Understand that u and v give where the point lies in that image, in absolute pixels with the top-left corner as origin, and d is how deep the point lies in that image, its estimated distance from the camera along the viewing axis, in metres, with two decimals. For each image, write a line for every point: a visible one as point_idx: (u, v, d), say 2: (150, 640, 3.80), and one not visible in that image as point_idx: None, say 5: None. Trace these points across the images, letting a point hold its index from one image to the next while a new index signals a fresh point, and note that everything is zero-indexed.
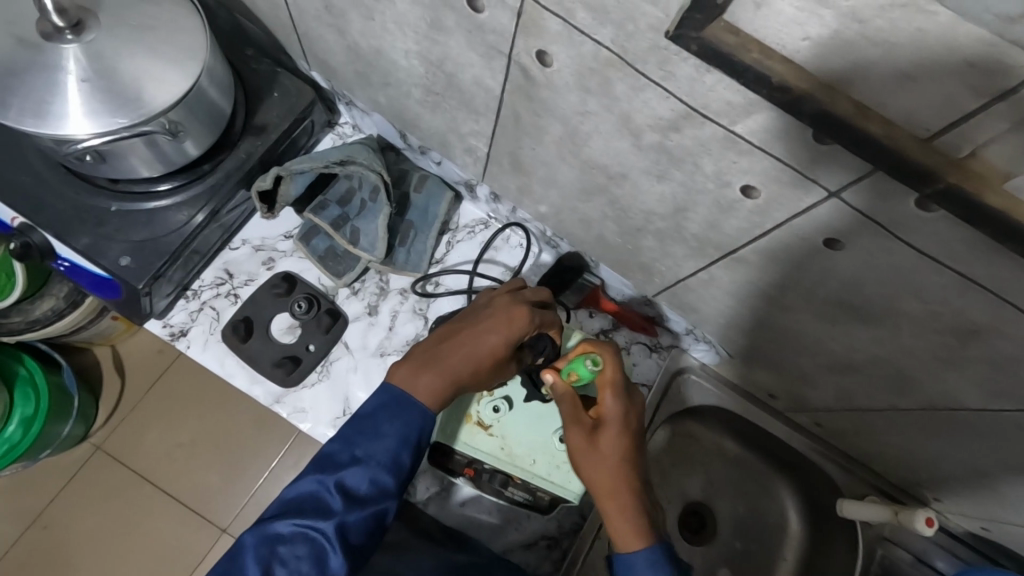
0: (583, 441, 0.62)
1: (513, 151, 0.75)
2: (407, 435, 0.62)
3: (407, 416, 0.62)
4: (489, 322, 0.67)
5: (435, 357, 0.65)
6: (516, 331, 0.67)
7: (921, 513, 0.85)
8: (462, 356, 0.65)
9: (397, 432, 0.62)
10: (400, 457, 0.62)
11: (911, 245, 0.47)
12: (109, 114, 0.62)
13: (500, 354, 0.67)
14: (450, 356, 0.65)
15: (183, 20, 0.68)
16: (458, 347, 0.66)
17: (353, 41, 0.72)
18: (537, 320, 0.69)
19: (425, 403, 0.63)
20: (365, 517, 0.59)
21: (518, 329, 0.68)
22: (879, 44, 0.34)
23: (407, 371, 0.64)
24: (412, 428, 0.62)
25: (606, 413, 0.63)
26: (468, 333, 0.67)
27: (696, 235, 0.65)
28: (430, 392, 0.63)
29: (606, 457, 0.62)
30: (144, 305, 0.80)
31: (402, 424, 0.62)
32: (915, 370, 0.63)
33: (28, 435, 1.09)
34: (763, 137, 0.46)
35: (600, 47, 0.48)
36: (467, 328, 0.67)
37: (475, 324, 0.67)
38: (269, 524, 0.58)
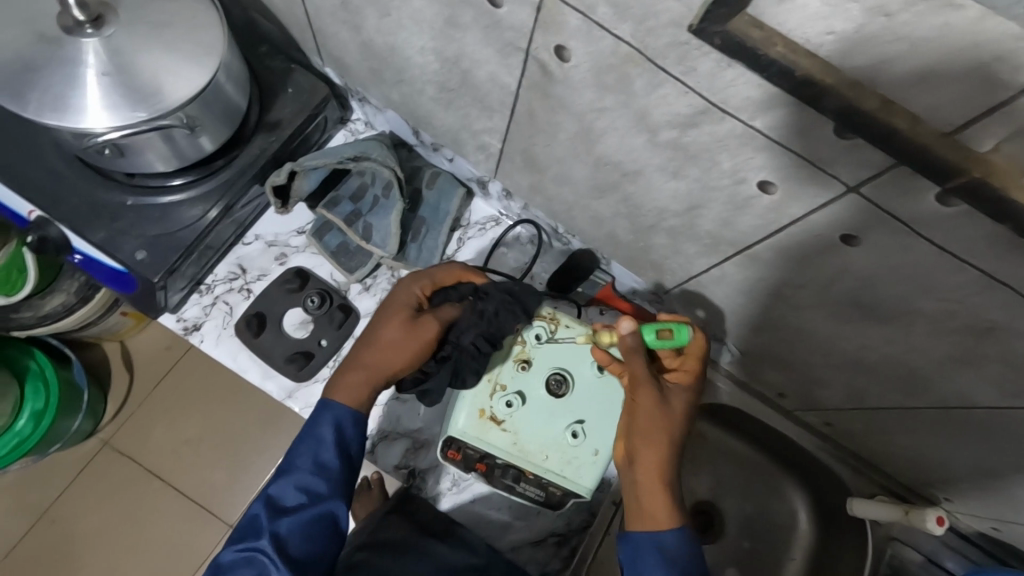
0: (655, 411, 0.63)
1: (526, 148, 0.75)
2: (323, 437, 0.65)
3: (323, 415, 0.66)
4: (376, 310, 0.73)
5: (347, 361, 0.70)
6: (403, 303, 0.72)
7: (932, 513, 0.87)
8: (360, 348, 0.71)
9: (313, 436, 0.65)
10: (324, 457, 0.64)
11: (929, 241, 0.47)
12: (129, 108, 0.63)
13: (395, 323, 0.70)
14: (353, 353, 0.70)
15: (202, 16, 0.68)
16: (361, 344, 0.70)
17: (368, 37, 0.73)
18: (415, 291, 0.73)
19: (345, 401, 0.67)
20: (300, 521, 0.61)
21: (401, 300, 0.72)
22: (904, 38, 0.34)
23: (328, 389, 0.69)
24: (326, 427, 0.65)
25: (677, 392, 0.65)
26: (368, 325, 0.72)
27: (710, 232, 0.66)
28: (348, 392, 0.67)
29: (665, 427, 0.63)
30: (158, 299, 0.81)
31: (319, 428, 0.65)
32: (928, 369, 0.63)
33: (38, 430, 1.10)
34: (783, 133, 0.46)
35: (619, 42, 0.48)
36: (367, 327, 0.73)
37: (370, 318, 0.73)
38: (218, 558, 0.62)
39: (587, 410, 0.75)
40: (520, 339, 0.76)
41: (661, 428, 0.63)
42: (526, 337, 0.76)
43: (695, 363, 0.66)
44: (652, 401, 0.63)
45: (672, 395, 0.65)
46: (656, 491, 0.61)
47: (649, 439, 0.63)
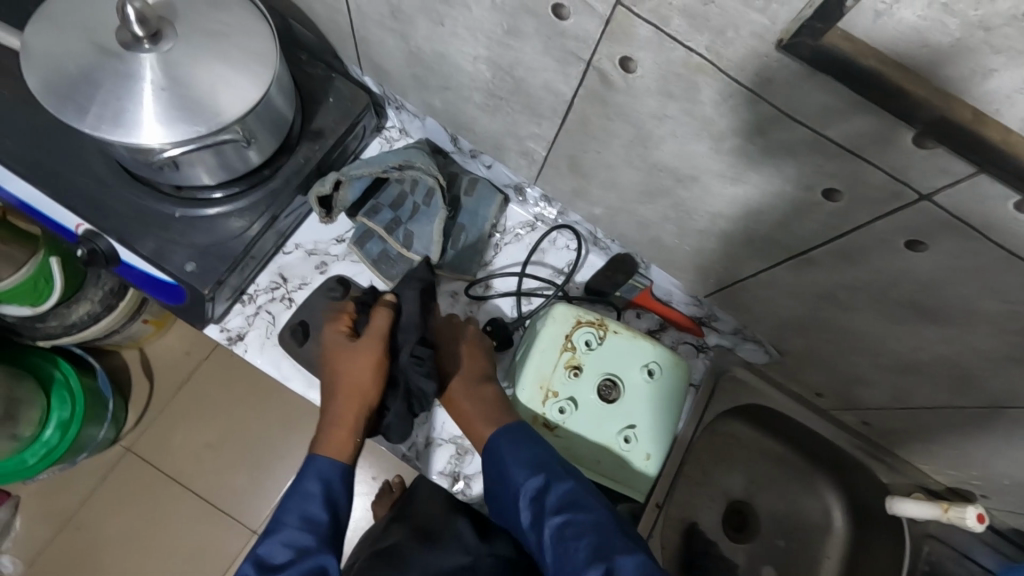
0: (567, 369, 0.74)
1: (573, 155, 0.75)
2: (312, 490, 0.67)
3: (310, 470, 0.69)
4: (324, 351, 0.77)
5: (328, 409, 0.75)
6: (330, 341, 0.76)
7: (973, 509, 0.85)
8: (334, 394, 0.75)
9: (300, 491, 0.67)
10: (313, 511, 0.66)
11: (1001, 246, 0.48)
12: (190, 124, 0.63)
13: (353, 358, 0.74)
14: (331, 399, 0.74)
15: (255, 30, 0.68)
16: (333, 393, 0.74)
17: (416, 46, 0.73)
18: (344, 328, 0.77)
19: (331, 454, 0.70)
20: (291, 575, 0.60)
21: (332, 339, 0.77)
22: (1004, 52, 0.35)
23: (316, 442, 0.72)
24: (313, 481, 0.68)
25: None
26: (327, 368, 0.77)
27: (764, 237, 0.66)
28: (332, 445, 0.71)
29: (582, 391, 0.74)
30: (207, 310, 0.81)
31: (305, 483, 0.68)
32: (982, 369, 0.64)
33: (65, 439, 1.10)
34: (858, 142, 0.47)
35: (693, 53, 0.49)
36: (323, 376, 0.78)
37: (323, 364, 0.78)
38: None
39: (639, 413, 0.76)
40: (570, 345, 0.77)
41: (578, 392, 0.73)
42: (576, 343, 0.76)
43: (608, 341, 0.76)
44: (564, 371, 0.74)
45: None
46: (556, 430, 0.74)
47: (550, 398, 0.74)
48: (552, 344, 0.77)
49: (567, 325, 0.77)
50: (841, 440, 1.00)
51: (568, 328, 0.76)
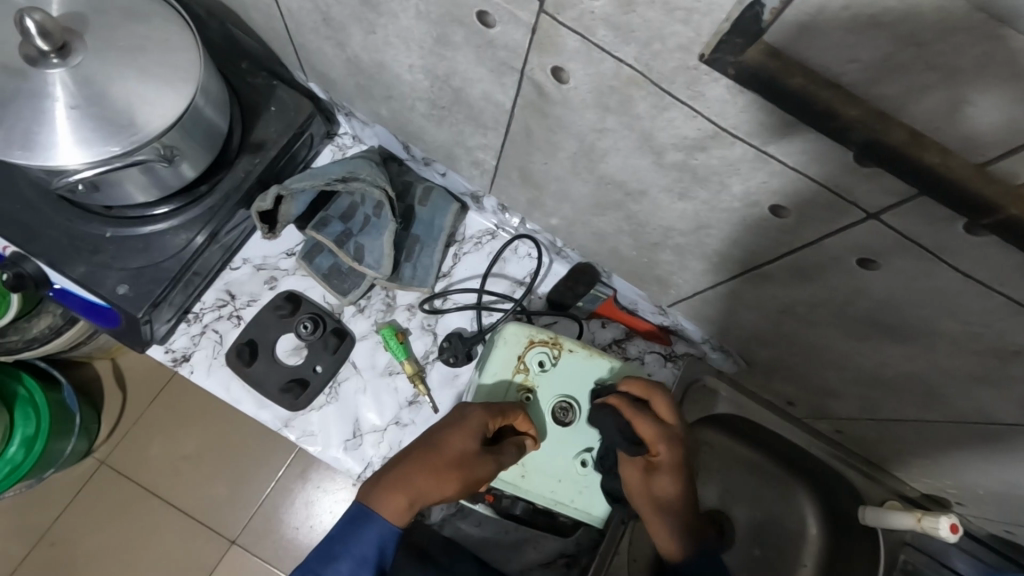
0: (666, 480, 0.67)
1: (523, 165, 0.72)
2: (364, 555, 0.61)
3: (368, 532, 0.61)
4: (456, 431, 0.66)
5: (394, 476, 0.64)
6: (470, 433, 0.66)
7: (945, 519, 0.81)
8: (406, 473, 0.64)
9: (353, 555, 0.61)
10: None
11: (955, 268, 0.44)
12: (101, 143, 0.59)
13: (458, 461, 0.65)
14: (399, 478, 0.64)
15: (175, 39, 0.64)
16: (420, 463, 0.64)
17: (353, 54, 0.69)
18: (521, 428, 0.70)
19: (388, 518, 0.62)
20: None
21: (472, 430, 0.66)
22: (938, 68, 0.31)
23: (381, 488, 0.64)
24: (369, 546, 0.61)
25: (668, 445, 0.67)
26: (436, 445, 0.65)
27: (718, 251, 0.63)
28: (393, 508, 0.62)
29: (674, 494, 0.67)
30: (144, 333, 0.78)
31: (364, 543, 0.61)
32: (946, 386, 0.61)
33: (30, 454, 1.06)
34: (799, 159, 0.44)
35: (621, 64, 0.45)
36: (436, 428, 0.68)
37: (451, 423, 0.67)
38: None
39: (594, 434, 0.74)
40: (523, 367, 0.74)
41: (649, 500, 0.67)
42: (529, 364, 0.74)
43: (672, 417, 0.69)
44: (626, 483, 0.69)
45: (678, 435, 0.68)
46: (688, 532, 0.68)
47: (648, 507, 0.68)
48: (504, 366, 0.75)
49: (519, 347, 0.75)
50: (814, 449, 0.97)
51: (520, 350, 0.74)
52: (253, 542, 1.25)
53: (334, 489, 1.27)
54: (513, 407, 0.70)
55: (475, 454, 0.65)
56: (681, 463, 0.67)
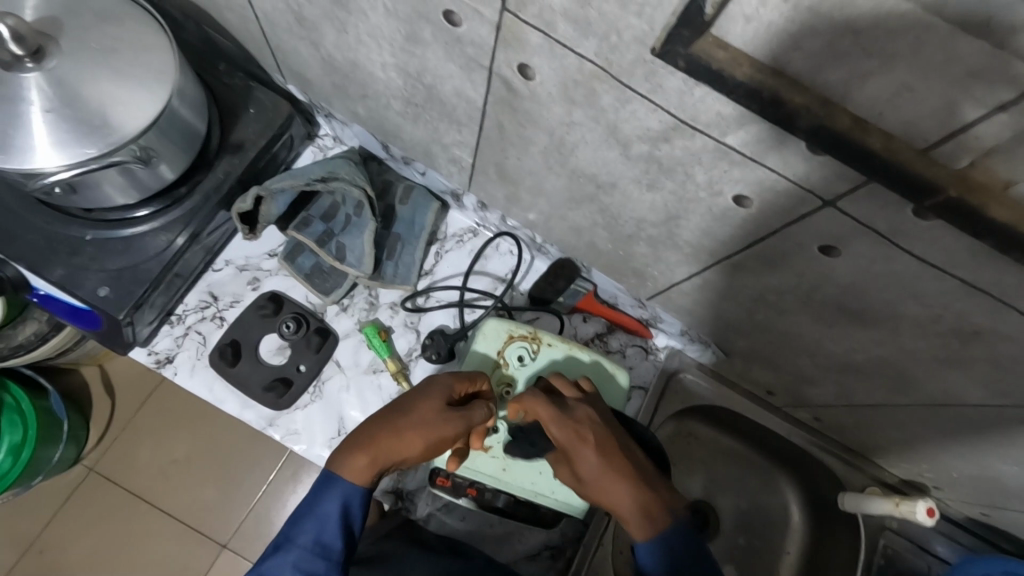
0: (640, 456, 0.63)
1: (499, 162, 0.73)
2: (327, 515, 0.61)
3: (331, 492, 0.61)
4: (417, 392, 0.66)
5: (354, 435, 0.64)
6: (431, 392, 0.66)
7: (923, 503, 0.83)
8: (366, 432, 0.63)
9: (317, 514, 0.61)
10: (326, 537, 0.61)
11: (910, 252, 0.46)
12: (78, 145, 0.60)
13: (418, 415, 0.64)
14: (360, 438, 0.63)
15: (151, 41, 0.65)
16: (382, 420, 0.64)
17: (328, 53, 0.70)
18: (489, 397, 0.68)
19: (348, 476, 0.62)
20: None
21: (440, 391, 0.66)
22: (875, 54, 0.33)
23: (340, 449, 0.64)
24: (333, 504, 0.61)
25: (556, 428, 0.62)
26: (400, 407, 0.65)
27: (690, 242, 0.65)
28: (352, 468, 0.62)
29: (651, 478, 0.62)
30: (126, 335, 0.78)
31: (327, 502, 0.61)
32: (914, 369, 0.63)
33: (18, 463, 1.07)
34: (756, 148, 0.45)
35: (583, 59, 0.46)
36: (403, 396, 0.67)
37: (417, 390, 0.67)
38: None
39: None
40: (502, 361, 0.76)
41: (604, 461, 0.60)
42: (508, 358, 0.75)
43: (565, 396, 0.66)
44: (590, 456, 0.60)
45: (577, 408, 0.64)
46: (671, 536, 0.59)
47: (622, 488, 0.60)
48: (484, 360, 0.76)
49: (499, 341, 0.76)
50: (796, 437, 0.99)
51: (499, 344, 0.76)
52: (244, 546, 1.25)
53: None
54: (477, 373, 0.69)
55: (434, 411, 0.64)
56: (585, 436, 0.61)
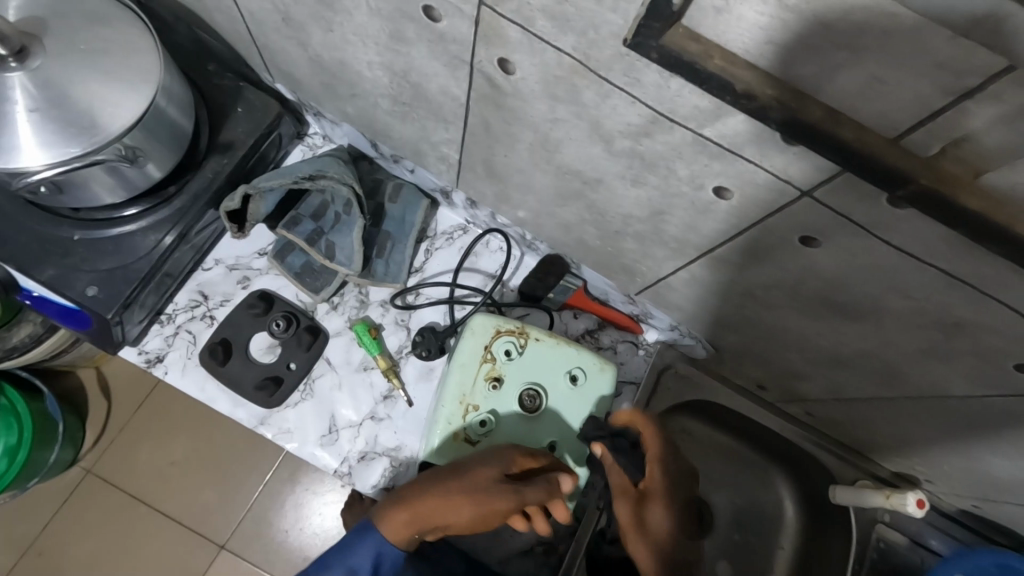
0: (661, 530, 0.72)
1: (487, 159, 0.73)
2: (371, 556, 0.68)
3: (364, 545, 0.68)
4: (479, 464, 0.68)
5: (409, 501, 0.68)
6: (489, 473, 0.67)
7: (913, 495, 0.83)
8: (420, 492, 0.68)
9: (348, 564, 0.67)
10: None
11: (889, 243, 0.46)
12: (62, 144, 0.60)
13: (475, 489, 0.67)
14: (410, 495, 0.69)
15: (136, 41, 0.65)
16: (433, 490, 0.68)
17: (315, 52, 0.70)
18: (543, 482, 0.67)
19: (386, 534, 0.68)
20: None
21: (495, 463, 0.68)
22: (844, 46, 0.33)
23: (390, 509, 0.69)
24: (365, 557, 0.68)
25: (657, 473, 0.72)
26: (457, 471, 0.68)
27: (675, 236, 0.65)
28: (394, 526, 0.68)
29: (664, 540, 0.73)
30: (116, 334, 0.78)
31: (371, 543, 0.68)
32: (900, 362, 0.63)
33: (14, 464, 1.08)
34: (735, 141, 0.45)
35: (562, 54, 0.47)
36: (467, 456, 0.71)
37: (479, 457, 0.70)
38: None
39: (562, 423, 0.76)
40: (490, 357, 0.76)
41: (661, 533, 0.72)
42: (495, 354, 0.76)
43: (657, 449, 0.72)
44: (660, 512, 0.72)
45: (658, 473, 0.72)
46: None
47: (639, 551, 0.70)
48: (471, 357, 0.76)
49: (487, 337, 0.76)
50: (788, 432, 0.99)
51: (487, 339, 0.76)
52: (242, 547, 1.25)
53: (321, 491, 1.27)
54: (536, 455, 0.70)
55: (508, 490, 0.66)
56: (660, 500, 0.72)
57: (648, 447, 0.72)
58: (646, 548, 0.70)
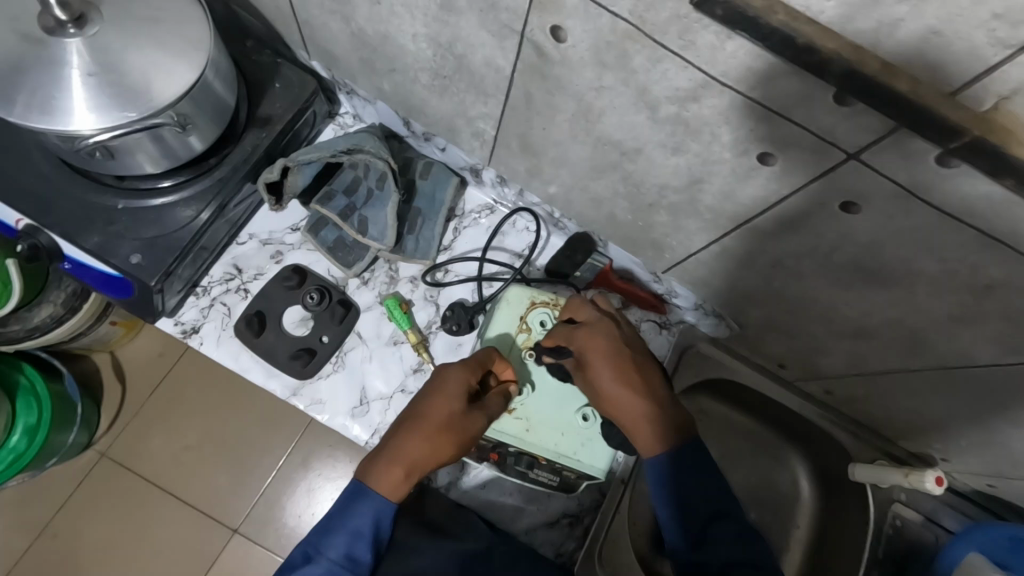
0: (587, 333, 0.70)
1: (523, 133, 0.75)
2: (359, 528, 0.64)
3: (362, 507, 0.64)
4: (440, 396, 0.69)
5: (390, 451, 0.66)
6: (454, 394, 0.69)
7: (931, 473, 0.85)
8: (400, 445, 0.66)
9: (350, 527, 0.64)
10: (356, 551, 0.64)
11: (929, 204, 0.48)
12: (118, 108, 0.62)
13: (447, 419, 0.68)
14: (395, 452, 0.66)
15: (187, 12, 0.67)
16: (415, 436, 0.67)
17: (358, 27, 0.72)
18: (493, 395, 0.72)
19: (385, 495, 0.65)
20: None
21: (455, 392, 0.69)
22: (906, 0, 0.35)
23: (379, 467, 0.66)
24: (365, 519, 0.64)
25: (586, 315, 0.72)
26: (422, 414, 0.68)
27: (710, 207, 0.67)
28: (390, 485, 0.65)
29: (610, 333, 0.70)
30: (155, 303, 0.80)
31: (362, 515, 0.64)
32: (927, 330, 0.65)
33: (33, 444, 1.07)
34: (784, 103, 0.47)
35: (617, 19, 0.49)
36: (419, 398, 0.71)
37: (432, 391, 0.70)
38: None
39: None
40: (525, 328, 0.78)
41: (616, 363, 0.67)
42: (531, 325, 0.78)
43: (587, 313, 0.72)
44: (601, 365, 0.67)
45: (596, 323, 0.71)
46: (646, 373, 0.68)
47: (620, 412, 0.66)
48: (507, 327, 0.78)
49: (522, 307, 0.78)
50: (806, 411, 1.00)
51: (522, 310, 0.78)
52: (256, 532, 1.26)
53: (333, 477, 1.29)
54: (482, 358, 0.72)
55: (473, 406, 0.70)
56: (597, 343, 0.69)
57: (561, 339, 0.72)
58: (633, 407, 0.65)
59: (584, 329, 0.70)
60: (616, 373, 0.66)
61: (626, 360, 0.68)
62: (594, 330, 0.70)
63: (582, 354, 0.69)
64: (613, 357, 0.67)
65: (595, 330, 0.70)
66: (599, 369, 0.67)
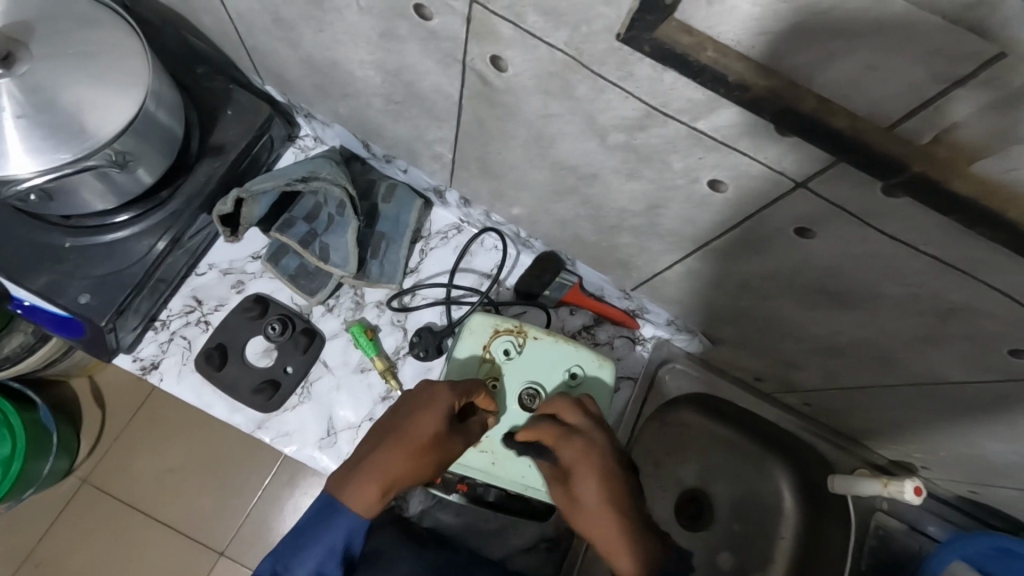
0: (578, 444, 0.66)
1: (480, 156, 0.73)
2: (331, 546, 0.64)
3: (334, 527, 0.64)
4: (425, 414, 0.66)
5: (368, 467, 0.64)
6: (440, 413, 0.66)
7: (910, 482, 0.80)
8: (379, 462, 0.64)
9: (322, 544, 0.64)
10: (327, 567, 0.64)
11: (884, 232, 0.46)
12: (52, 151, 0.59)
13: (428, 439, 0.65)
14: (373, 468, 0.64)
15: (124, 44, 0.65)
16: (395, 454, 0.64)
17: (306, 53, 0.70)
18: (476, 421, 0.69)
19: (357, 510, 0.64)
20: None
21: (441, 412, 0.66)
22: (836, 38, 0.33)
23: (354, 483, 0.64)
24: (337, 537, 0.64)
25: (576, 419, 0.69)
26: (406, 431, 0.65)
27: (671, 230, 0.65)
28: (363, 501, 0.64)
29: (601, 448, 0.67)
30: (109, 341, 0.78)
31: (334, 534, 0.64)
32: (897, 350, 0.63)
33: (7, 477, 1.05)
34: (729, 133, 0.45)
35: (554, 50, 0.47)
36: (403, 413, 0.67)
37: (418, 406, 0.67)
38: None
39: None
40: (489, 356, 0.76)
41: (603, 484, 0.65)
42: (495, 353, 0.76)
43: (577, 418, 0.69)
44: (590, 481, 0.65)
45: (587, 433, 0.67)
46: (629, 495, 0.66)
47: (596, 531, 0.64)
48: (471, 356, 0.76)
49: (486, 336, 0.77)
50: (786, 422, 0.99)
51: (486, 338, 0.76)
52: (240, 553, 1.24)
53: None
54: (471, 384, 0.69)
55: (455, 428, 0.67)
56: (587, 458, 0.66)
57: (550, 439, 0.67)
58: (612, 530, 0.63)
59: (573, 439, 0.67)
60: (605, 494, 0.64)
61: (613, 479, 0.65)
62: (583, 444, 0.66)
63: (570, 468, 0.66)
64: (604, 476, 0.65)
65: (588, 442, 0.67)
66: (585, 487, 0.65)
